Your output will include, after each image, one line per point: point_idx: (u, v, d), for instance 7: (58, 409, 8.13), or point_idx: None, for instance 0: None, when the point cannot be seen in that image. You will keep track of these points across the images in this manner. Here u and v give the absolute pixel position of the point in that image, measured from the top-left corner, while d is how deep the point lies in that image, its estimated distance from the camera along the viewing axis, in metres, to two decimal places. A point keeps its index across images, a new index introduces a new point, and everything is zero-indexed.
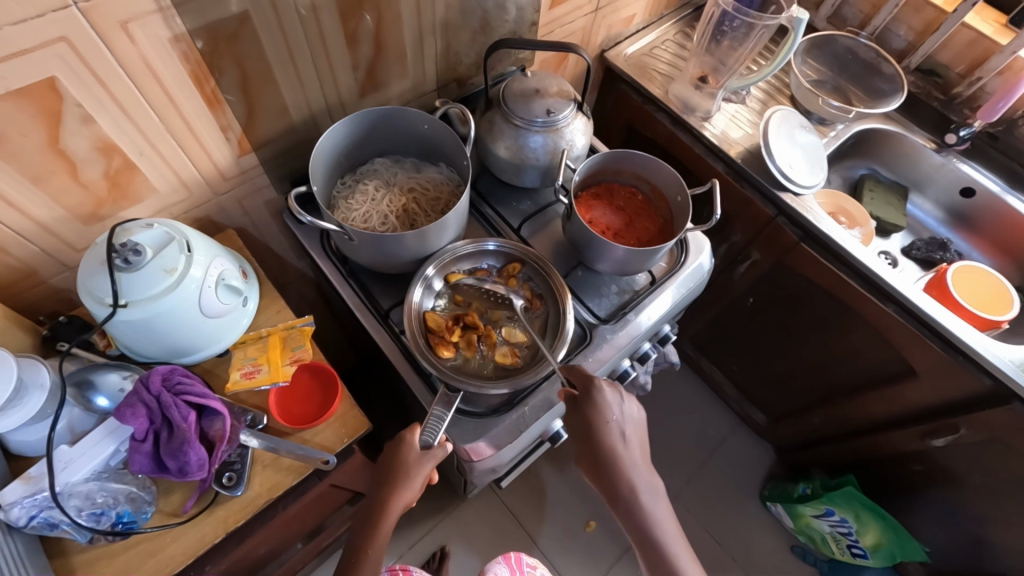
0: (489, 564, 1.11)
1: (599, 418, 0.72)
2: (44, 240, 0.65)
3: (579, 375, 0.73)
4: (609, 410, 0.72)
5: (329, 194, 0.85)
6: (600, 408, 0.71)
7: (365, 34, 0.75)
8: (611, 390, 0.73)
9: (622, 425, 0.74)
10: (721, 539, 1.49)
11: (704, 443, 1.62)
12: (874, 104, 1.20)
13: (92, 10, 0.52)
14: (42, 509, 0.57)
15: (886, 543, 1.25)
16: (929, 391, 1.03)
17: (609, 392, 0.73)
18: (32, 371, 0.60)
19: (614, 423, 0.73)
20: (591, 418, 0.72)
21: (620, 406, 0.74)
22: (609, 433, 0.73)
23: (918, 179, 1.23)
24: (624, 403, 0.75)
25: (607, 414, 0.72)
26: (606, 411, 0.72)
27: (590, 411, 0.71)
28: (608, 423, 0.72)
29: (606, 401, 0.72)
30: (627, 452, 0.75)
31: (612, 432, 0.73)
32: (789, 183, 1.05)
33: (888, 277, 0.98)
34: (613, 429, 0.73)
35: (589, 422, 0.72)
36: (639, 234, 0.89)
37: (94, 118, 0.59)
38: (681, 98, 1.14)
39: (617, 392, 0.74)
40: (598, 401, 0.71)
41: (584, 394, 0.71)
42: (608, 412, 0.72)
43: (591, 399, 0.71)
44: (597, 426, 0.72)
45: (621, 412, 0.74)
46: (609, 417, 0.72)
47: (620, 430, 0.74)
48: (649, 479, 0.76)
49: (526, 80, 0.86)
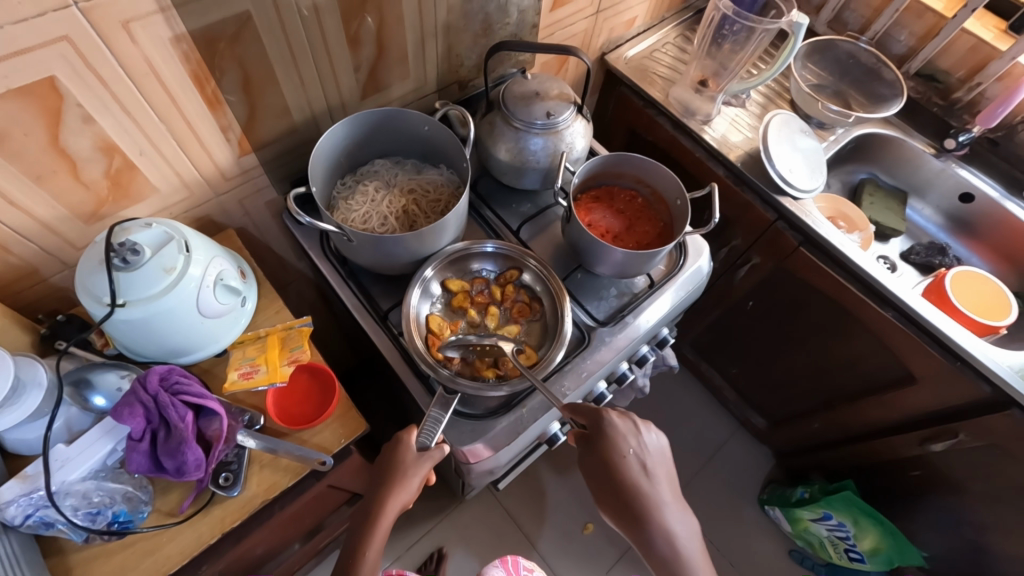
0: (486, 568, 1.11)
1: (614, 451, 0.71)
2: (44, 238, 0.65)
3: (581, 413, 0.73)
4: (623, 441, 0.71)
5: (329, 195, 0.85)
6: (612, 440, 0.71)
7: (366, 36, 0.75)
8: (622, 420, 0.73)
9: (643, 457, 0.72)
10: (719, 543, 1.48)
11: (703, 446, 1.62)
12: (874, 109, 1.21)
13: (93, 10, 0.52)
14: (38, 508, 0.57)
15: (885, 548, 1.25)
16: (929, 396, 1.03)
17: (621, 423, 0.73)
18: (30, 370, 0.60)
19: (632, 454, 0.71)
20: (605, 452, 0.71)
21: (636, 437, 0.73)
22: (629, 466, 0.71)
23: (917, 185, 1.24)
24: (641, 435, 0.73)
25: (620, 446, 0.71)
26: (620, 443, 0.71)
27: (603, 445, 0.71)
28: (625, 455, 0.71)
29: (618, 431, 0.72)
30: (653, 488, 0.71)
31: (632, 465, 0.71)
32: (789, 187, 1.05)
33: (888, 282, 0.98)
34: (631, 461, 0.71)
35: (604, 455, 0.71)
36: (638, 237, 0.89)
37: (94, 117, 0.60)
38: (681, 102, 1.14)
39: (631, 423, 0.73)
40: (609, 433, 0.71)
41: (593, 424, 0.72)
42: (623, 444, 0.71)
43: (601, 431, 0.71)
44: (615, 460, 0.71)
45: (639, 444, 0.72)
46: (625, 449, 0.71)
47: (640, 462, 0.72)
48: (683, 519, 0.72)
49: (526, 83, 0.86)
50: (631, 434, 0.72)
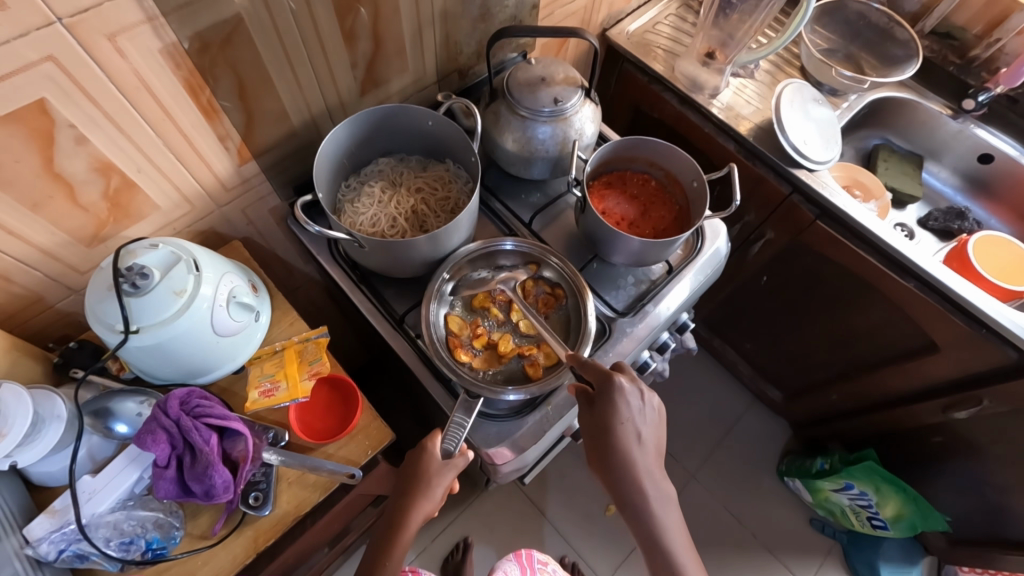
0: (500, 562, 1.11)
1: (613, 418, 0.66)
2: (47, 265, 0.63)
3: (590, 371, 0.68)
4: (625, 411, 0.66)
5: (334, 198, 0.82)
6: (614, 406, 0.66)
7: (362, 30, 0.71)
8: (630, 387, 0.67)
9: (640, 426, 0.67)
10: (740, 517, 1.49)
11: (719, 421, 1.62)
12: (887, 72, 1.16)
13: (77, 25, 0.49)
14: (71, 542, 0.57)
15: (908, 514, 1.26)
16: (952, 365, 1.02)
17: (628, 391, 0.67)
18: (48, 404, 0.58)
19: (632, 421, 0.67)
20: (604, 419, 0.67)
21: (639, 405, 0.67)
22: (625, 432, 0.66)
23: (934, 147, 1.20)
24: (643, 402, 0.68)
25: (620, 415, 0.66)
26: (620, 410, 0.66)
27: (604, 410, 0.67)
28: (623, 422, 0.66)
29: (622, 399, 0.66)
30: (642, 457, 0.67)
31: (629, 432, 0.66)
32: (803, 159, 1.02)
33: (907, 251, 0.96)
34: (629, 428, 0.66)
35: (601, 420, 0.66)
36: (654, 223, 0.87)
37: (87, 137, 0.57)
38: (688, 76, 1.10)
39: (638, 391, 0.68)
40: (612, 398, 0.66)
41: (599, 388, 0.67)
42: (624, 410, 0.66)
43: (606, 395, 0.66)
44: (613, 428, 0.66)
45: (639, 413, 0.67)
46: (625, 417, 0.66)
47: (635, 431, 0.67)
48: (665, 491, 0.68)
49: (531, 68, 0.83)
50: (635, 402, 0.67)
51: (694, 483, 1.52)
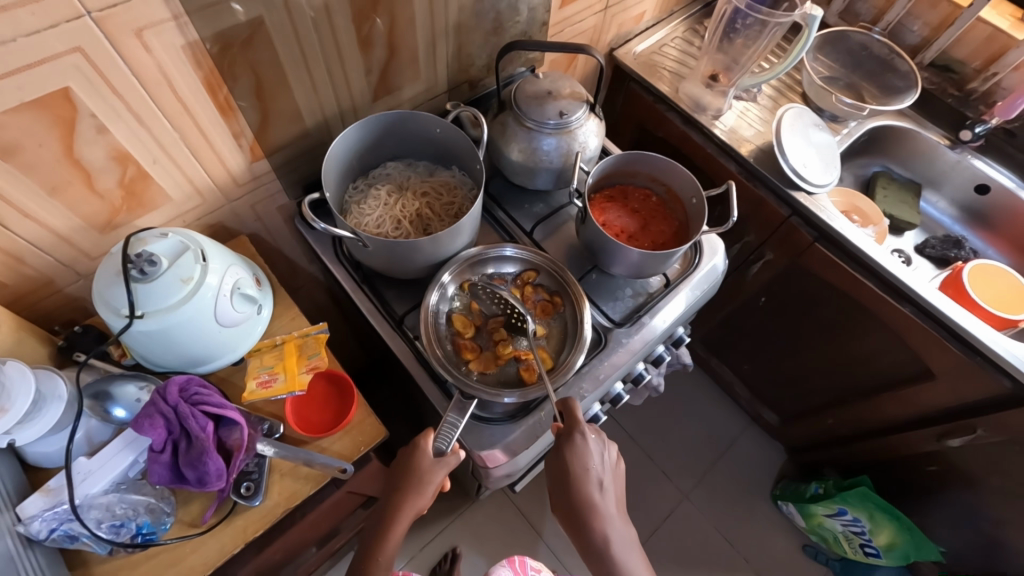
0: (493, 567, 1.11)
1: (579, 464, 0.69)
2: (60, 249, 0.65)
3: (566, 413, 0.71)
4: (588, 458, 0.69)
5: (342, 199, 0.84)
6: (576, 455, 0.69)
7: (377, 38, 0.74)
8: (596, 437, 0.71)
9: (600, 473, 0.71)
10: (733, 539, 1.48)
11: (714, 441, 1.61)
12: (887, 101, 1.19)
13: (106, 20, 0.51)
14: (63, 522, 0.57)
15: (900, 543, 1.24)
16: (946, 392, 1.02)
17: (594, 441, 0.70)
18: (50, 383, 0.60)
19: (593, 470, 0.70)
20: (570, 464, 0.69)
21: (601, 454, 0.71)
22: (586, 481, 0.69)
23: (932, 177, 1.22)
24: (601, 449, 0.71)
25: (583, 463, 0.69)
26: (587, 458, 0.69)
27: (571, 456, 0.69)
28: (585, 470, 0.69)
29: (585, 448, 0.69)
30: (602, 504, 0.70)
31: (589, 480, 0.69)
32: (803, 182, 1.04)
33: (903, 276, 0.97)
34: (590, 476, 0.69)
35: (564, 467, 0.70)
36: (654, 237, 0.88)
37: (108, 127, 0.59)
38: (692, 97, 1.13)
39: (599, 439, 0.71)
40: (578, 446, 0.69)
41: (566, 433, 0.70)
42: (590, 459, 0.69)
43: (570, 443, 0.69)
44: (575, 475, 0.69)
45: (598, 460, 0.70)
46: (587, 465, 0.69)
47: (599, 479, 0.70)
48: (625, 534, 0.71)
49: (538, 82, 0.85)
50: (595, 451, 0.70)
51: (687, 503, 1.51)
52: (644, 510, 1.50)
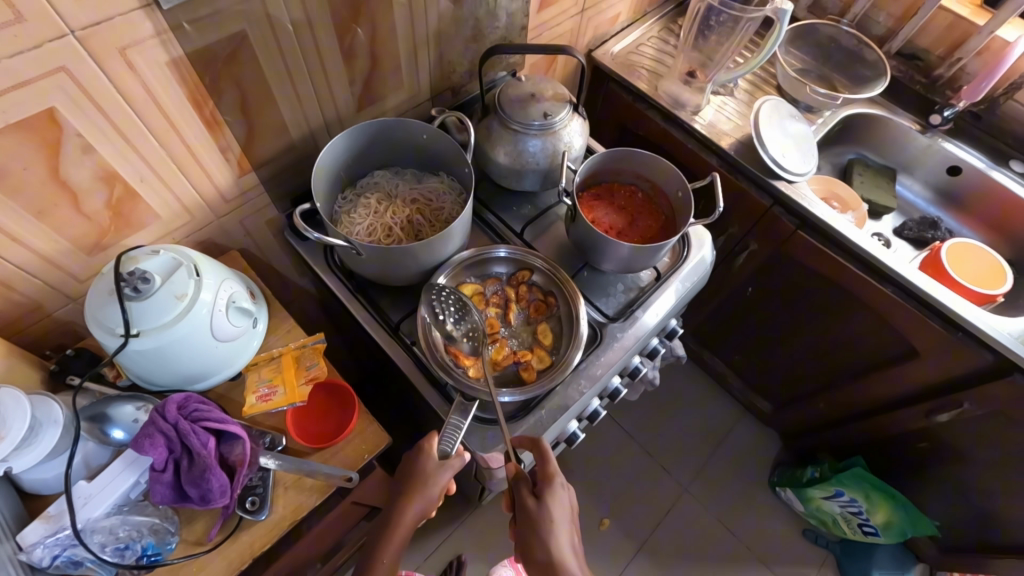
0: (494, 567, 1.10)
1: (550, 512, 0.68)
2: (48, 273, 0.64)
3: (541, 455, 0.70)
4: (561, 509, 0.69)
5: (331, 209, 0.84)
6: (554, 503, 0.69)
7: (360, 48, 0.75)
8: (564, 491, 0.71)
9: (569, 529, 0.69)
10: (734, 528, 1.50)
11: (711, 433, 1.63)
12: (858, 90, 1.23)
13: (89, 38, 0.51)
14: (66, 548, 0.56)
15: (897, 521, 1.27)
16: (932, 369, 1.05)
17: (564, 494, 0.70)
18: (45, 408, 0.59)
19: (565, 520, 0.68)
20: (541, 513, 0.68)
21: (569, 510, 0.70)
22: (558, 536, 0.66)
23: (906, 162, 1.26)
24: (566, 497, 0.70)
25: (558, 513, 0.68)
26: (557, 508, 0.68)
27: (544, 502, 0.68)
28: (561, 522, 0.68)
29: (559, 496, 0.70)
30: (573, 560, 0.66)
31: (564, 535, 0.67)
32: (783, 171, 1.06)
33: (884, 258, 1.00)
34: (562, 527, 0.68)
35: (534, 515, 0.68)
36: (642, 232, 0.90)
37: (94, 146, 0.59)
38: (671, 94, 1.15)
39: (567, 491, 0.72)
40: (553, 491, 0.69)
41: (542, 478, 0.70)
42: (561, 510, 0.69)
43: (548, 488, 0.69)
44: (550, 528, 0.67)
45: (565, 509, 0.69)
46: (560, 517, 0.68)
47: (570, 536, 0.68)
48: None
49: (521, 85, 0.87)
50: (562, 499, 0.70)
51: (686, 495, 1.53)
52: (646, 505, 1.51)
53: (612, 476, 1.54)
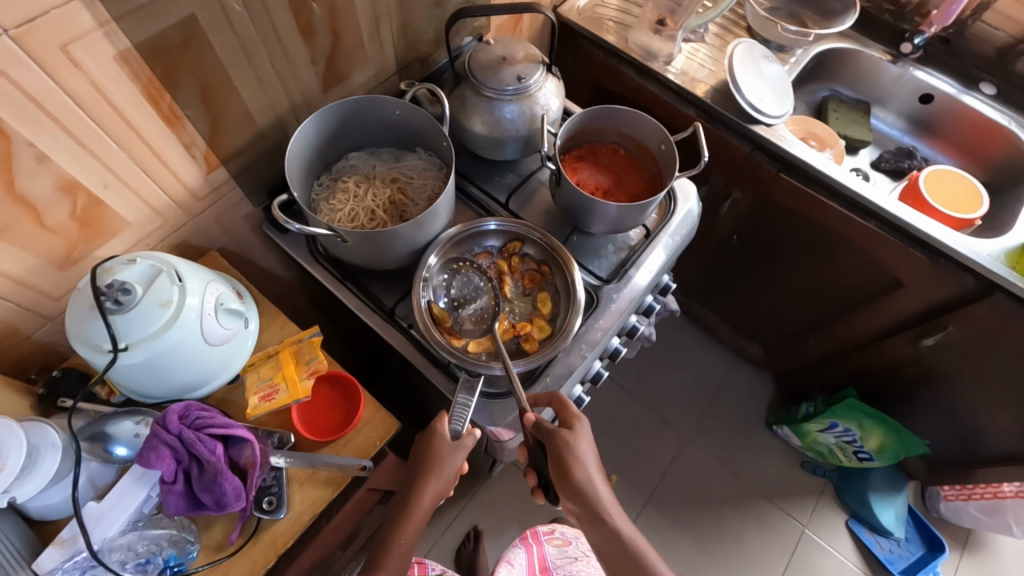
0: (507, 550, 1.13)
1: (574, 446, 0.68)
2: (20, 294, 0.61)
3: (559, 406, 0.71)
4: (585, 441, 0.69)
5: (309, 197, 0.81)
6: (577, 436, 0.69)
7: (319, 24, 0.71)
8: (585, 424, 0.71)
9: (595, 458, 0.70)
10: (736, 470, 1.55)
11: (706, 381, 1.67)
12: (828, 25, 1.21)
13: (25, 36, 0.47)
14: (86, 569, 0.57)
15: (889, 444, 1.33)
16: (916, 297, 1.08)
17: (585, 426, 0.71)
18: (40, 433, 0.57)
19: (590, 451, 0.69)
20: (565, 447, 0.68)
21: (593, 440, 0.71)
22: (584, 460, 0.68)
23: (878, 94, 1.26)
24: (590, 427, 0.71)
25: (583, 444, 0.69)
26: (581, 440, 0.69)
27: (566, 439, 0.68)
28: (587, 451, 0.69)
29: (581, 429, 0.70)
30: (602, 485, 0.68)
31: (590, 462, 0.69)
32: (760, 115, 1.05)
33: (864, 191, 1.00)
34: (588, 457, 0.69)
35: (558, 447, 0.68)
36: (628, 190, 0.89)
37: (48, 155, 0.55)
38: (642, 46, 1.13)
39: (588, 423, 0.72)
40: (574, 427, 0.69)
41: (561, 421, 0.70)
42: (586, 443, 0.69)
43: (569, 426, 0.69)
44: (577, 460, 0.68)
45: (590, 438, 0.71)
46: (586, 447, 0.69)
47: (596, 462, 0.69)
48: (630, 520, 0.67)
49: (491, 49, 0.83)
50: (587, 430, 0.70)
51: (688, 443, 1.57)
52: (651, 457, 1.55)
53: (615, 433, 1.58)
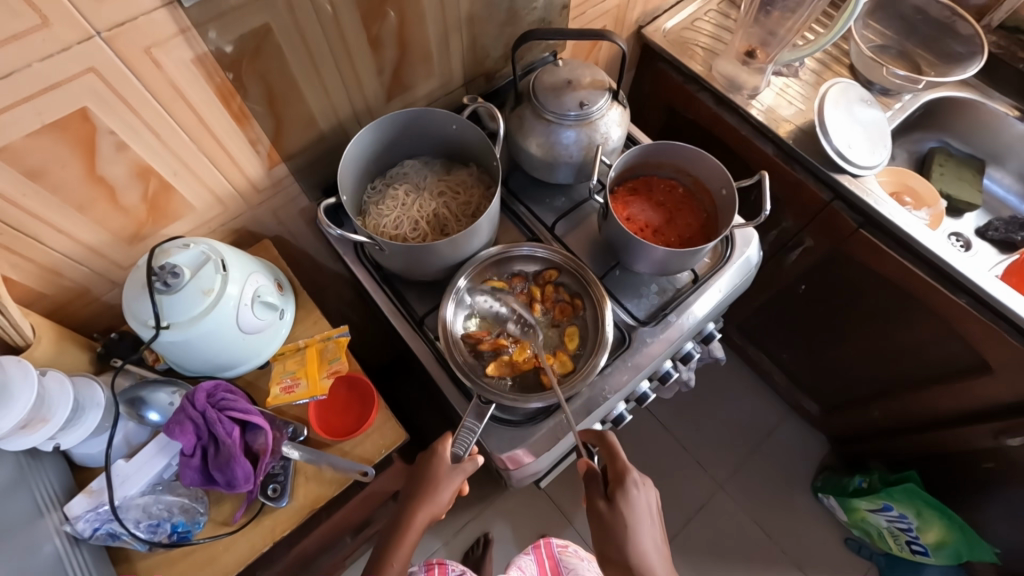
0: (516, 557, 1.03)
1: (623, 523, 0.67)
2: (92, 261, 0.68)
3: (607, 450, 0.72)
4: (639, 511, 0.68)
5: (360, 200, 0.84)
6: (629, 506, 0.68)
7: (387, 36, 0.72)
8: (642, 487, 0.69)
9: (651, 527, 0.68)
10: (770, 532, 1.44)
11: (752, 431, 1.56)
12: (947, 71, 1.09)
13: (115, 39, 0.52)
14: (105, 522, 0.61)
15: (951, 541, 1.17)
16: (1006, 388, 0.95)
17: (640, 494, 0.68)
18: (88, 391, 0.63)
19: (644, 522, 0.68)
20: (614, 520, 0.68)
21: (649, 510, 0.69)
22: (639, 539, 0.67)
23: (997, 151, 1.12)
24: (651, 498, 0.69)
25: (635, 516, 0.67)
26: (633, 512, 0.67)
27: (616, 512, 0.68)
28: (639, 524, 0.67)
29: (634, 497, 0.68)
30: (655, 559, 0.67)
31: (644, 535, 0.67)
32: (847, 164, 0.96)
33: (957, 264, 0.90)
34: (641, 531, 0.67)
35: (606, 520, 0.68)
36: (679, 231, 0.84)
37: (127, 144, 0.60)
38: (726, 76, 1.06)
39: (645, 487, 0.69)
40: (625, 503, 0.68)
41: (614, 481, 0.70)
42: (638, 516, 0.68)
43: (622, 494, 0.68)
44: (628, 535, 0.67)
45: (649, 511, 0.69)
46: (639, 519, 0.68)
47: (650, 538, 0.68)
48: None
49: (557, 71, 0.82)
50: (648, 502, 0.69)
51: (721, 493, 1.48)
52: (678, 500, 1.48)
53: (643, 467, 1.52)
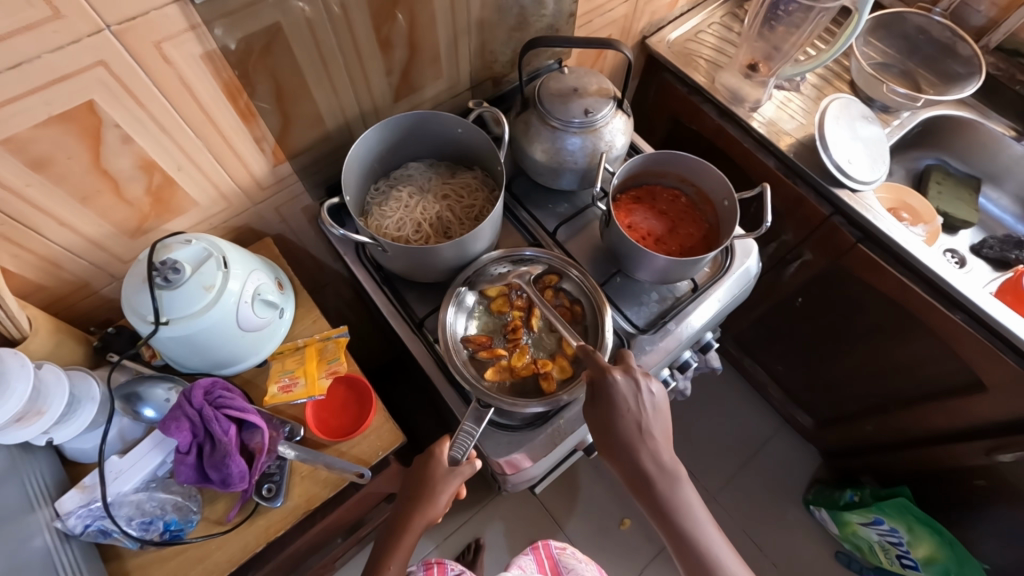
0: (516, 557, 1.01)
1: (614, 413, 0.67)
2: (92, 254, 0.67)
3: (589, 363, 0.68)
4: (627, 403, 0.67)
5: (363, 201, 0.85)
6: (617, 399, 0.66)
7: (397, 38, 0.73)
8: (627, 379, 0.68)
9: (643, 414, 0.68)
10: (761, 544, 1.44)
11: (746, 442, 1.57)
12: (946, 90, 1.11)
13: (125, 33, 0.52)
14: (97, 518, 0.60)
15: (942, 557, 1.16)
16: (999, 406, 0.95)
17: (625, 386, 0.67)
18: (84, 385, 0.63)
19: (635, 411, 0.67)
20: (603, 412, 0.67)
21: (640, 399, 0.68)
22: (627, 425, 0.67)
23: (994, 171, 1.13)
24: (655, 402, 0.69)
25: (624, 404, 0.67)
26: (622, 404, 0.66)
27: (605, 405, 0.67)
28: (630, 412, 0.67)
29: (622, 390, 0.67)
30: (645, 439, 0.68)
31: (634, 422, 0.67)
32: (847, 178, 0.97)
33: (954, 281, 0.90)
34: (632, 418, 0.67)
35: (610, 416, 0.67)
36: (681, 240, 0.85)
37: (133, 137, 0.60)
38: (729, 88, 1.07)
39: (630, 377, 0.68)
40: (612, 398, 0.66)
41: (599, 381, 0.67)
42: (629, 408, 0.67)
43: (606, 390, 0.67)
44: (619, 422, 0.67)
45: (651, 412, 0.69)
46: (629, 408, 0.67)
47: (641, 425, 0.68)
48: (673, 466, 0.70)
49: (564, 78, 0.82)
50: (651, 404, 0.69)
51: (714, 503, 1.48)
52: None
53: None
